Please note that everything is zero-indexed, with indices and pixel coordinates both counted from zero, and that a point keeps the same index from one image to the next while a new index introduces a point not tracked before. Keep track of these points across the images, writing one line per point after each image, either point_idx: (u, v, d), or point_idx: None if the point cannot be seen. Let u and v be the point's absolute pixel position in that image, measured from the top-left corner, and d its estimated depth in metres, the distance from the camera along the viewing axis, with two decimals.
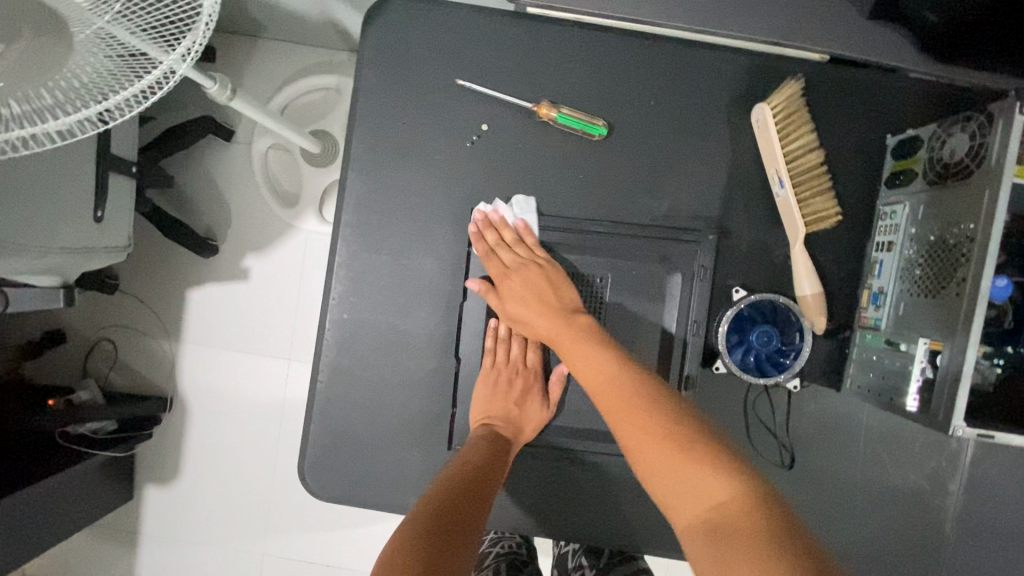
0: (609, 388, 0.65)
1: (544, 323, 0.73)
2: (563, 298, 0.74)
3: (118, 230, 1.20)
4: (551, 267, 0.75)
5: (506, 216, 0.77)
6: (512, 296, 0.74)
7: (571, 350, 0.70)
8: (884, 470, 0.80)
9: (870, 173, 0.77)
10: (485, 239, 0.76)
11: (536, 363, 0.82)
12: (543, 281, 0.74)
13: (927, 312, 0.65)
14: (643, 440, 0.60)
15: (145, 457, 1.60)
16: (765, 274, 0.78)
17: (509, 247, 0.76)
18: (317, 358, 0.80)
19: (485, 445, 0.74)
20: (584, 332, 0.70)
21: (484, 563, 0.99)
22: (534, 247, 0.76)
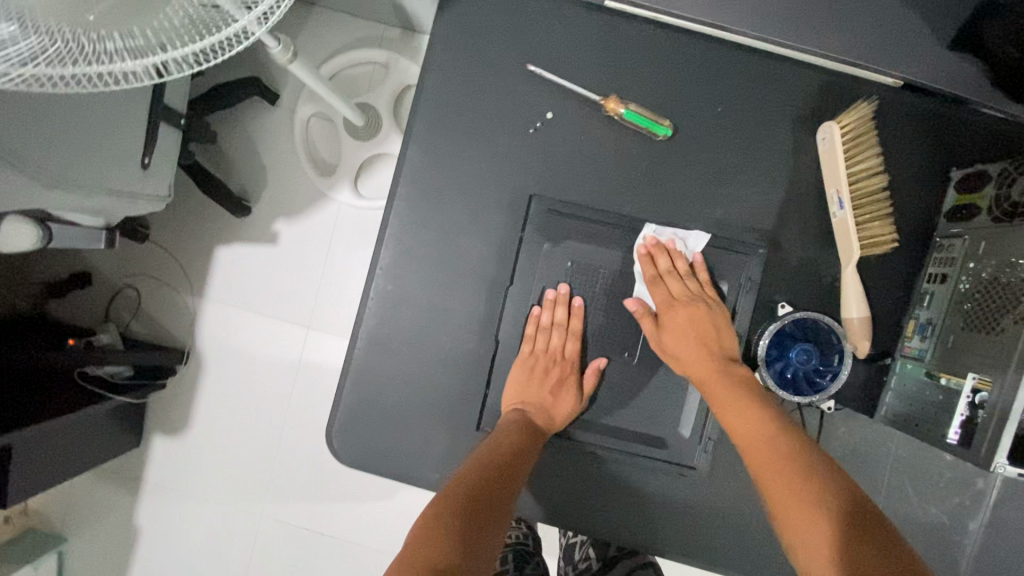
0: (766, 446, 0.66)
1: (694, 364, 0.73)
2: (724, 346, 0.75)
3: (161, 179, 1.21)
4: (716, 307, 0.76)
5: (682, 247, 0.77)
6: (673, 327, 0.75)
7: (725, 399, 0.70)
8: (907, 502, 0.80)
9: (931, 204, 0.77)
10: (656, 263, 0.76)
11: (574, 355, 0.79)
12: (707, 320, 0.75)
13: (977, 347, 0.65)
14: (797, 507, 0.62)
15: (158, 405, 1.62)
16: (811, 293, 0.78)
17: (680, 279, 0.76)
18: (355, 325, 0.81)
19: (514, 428, 0.75)
20: (743, 385, 0.71)
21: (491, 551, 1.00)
22: (704, 288, 0.77)
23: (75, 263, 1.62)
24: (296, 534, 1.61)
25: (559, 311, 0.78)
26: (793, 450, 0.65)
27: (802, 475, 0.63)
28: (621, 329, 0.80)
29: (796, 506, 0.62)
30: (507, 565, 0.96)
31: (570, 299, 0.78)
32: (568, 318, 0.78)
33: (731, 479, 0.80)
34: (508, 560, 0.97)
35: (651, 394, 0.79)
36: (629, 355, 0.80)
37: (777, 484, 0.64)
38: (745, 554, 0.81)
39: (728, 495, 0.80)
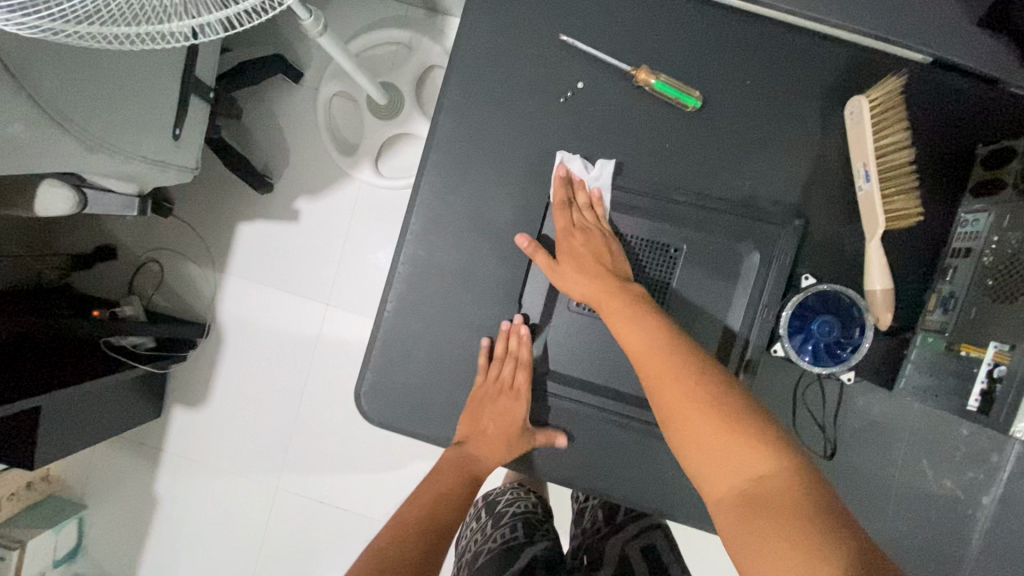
0: (652, 353, 0.67)
1: (592, 290, 0.74)
2: (616, 267, 0.76)
3: (189, 151, 1.24)
4: (608, 234, 0.78)
5: (586, 180, 0.79)
6: (567, 254, 0.76)
7: (617, 317, 0.71)
8: (922, 476, 0.81)
9: (956, 180, 0.78)
10: (562, 193, 0.78)
11: (525, 387, 0.80)
12: (601, 246, 0.76)
13: (999, 319, 0.66)
14: (686, 410, 0.64)
15: (179, 376, 1.66)
16: (834, 266, 0.79)
17: (580, 210, 0.78)
18: (385, 289, 0.83)
19: (457, 463, 0.84)
20: (633, 299, 0.72)
21: (500, 521, 1.00)
22: (599, 216, 0.79)
23: (101, 236, 1.66)
24: (311, 506, 1.65)
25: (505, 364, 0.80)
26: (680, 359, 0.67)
27: (688, 379, 0.65)
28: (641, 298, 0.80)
29: (684, 412, 0.64)
30: (518, 532, 0.96)
31: None
32: (517, 348, 0.80)
33: None
34: (518, 527, 0.97)
35: None
36: None
37: (665, 392, 0.65)
38: None
39: None
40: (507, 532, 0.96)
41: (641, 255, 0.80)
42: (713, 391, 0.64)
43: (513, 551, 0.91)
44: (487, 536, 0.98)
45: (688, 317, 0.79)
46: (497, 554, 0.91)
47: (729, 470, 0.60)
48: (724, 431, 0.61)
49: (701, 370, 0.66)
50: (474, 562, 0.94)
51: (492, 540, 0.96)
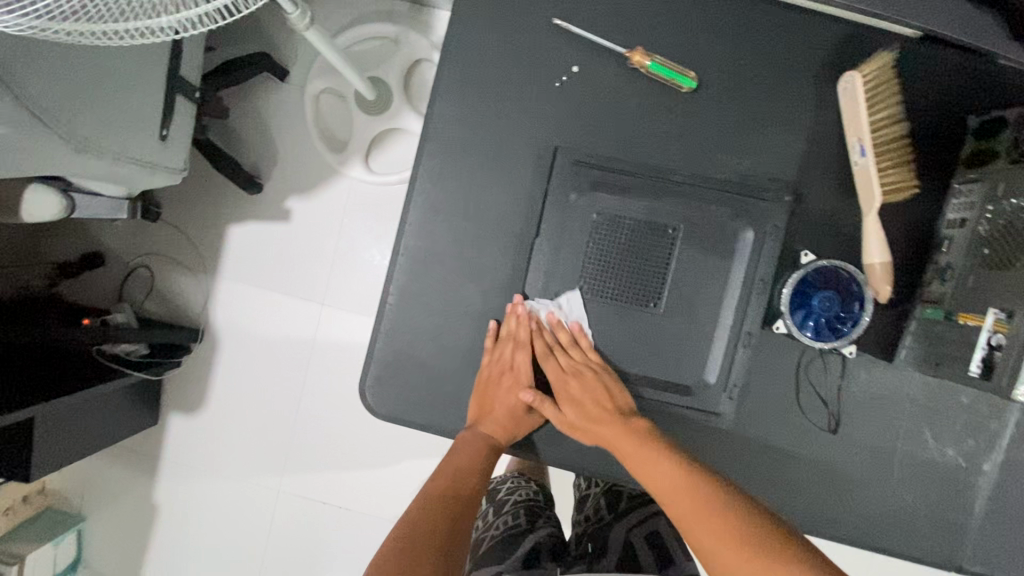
0: (678, 495, 0.70)
1: (602, 431, 0.77)
2: (619, 402, 0.78)
3: (177, 152, 1.22)
4: (603, 369, 0.79)
5: (566, 317, 0.81)
6: (569, 401, 0.80)
7: (633, 459, 0.75)
8: (924, 445, 0.83)
9: (950, 150, 0.78)
10: (545, 338, 0.81)
11: (524, 364, 0.83)
12: (598, 385, 0.78)
13: (998, 285, 0.67)
14: (720, 547, 0.66)
15: (173, 383, 1.63)
16: (832, 241, 0.80)
17: (566, 350, 0.81)
18: (386, 282, 0.82)
19: (469, 448, 0.82)
20: (645, 439, 0.75)
21: (501, 509, 1.00)
22: (587, 350, 0.80)
23: (89, 243, 1.63)
24: (315, 507, 1.64)
25: (506, 347, 0.81)
26: (704, 496, 0.69)
27: (717, 516, 0.67)
28: (640, 282, 0.79)
29: (722, 546, 0.66)
30: (519, 521, 0.97)
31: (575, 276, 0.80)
32: (518, 328, 0.81)
33: (756, 425, 0.83)
34: (521, 516, 0.98)
35: (672, 342, 0.80)
36: (655, 305, 0.79)
37: (699, 528, 0.68)
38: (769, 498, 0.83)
39: (752, 441, 0.83)
40: (509, 521, 0.97)
41: (638, 238, 0.79)
42: (745, 523, 0.66)
43: (514, 540, 0.92)
44: (488, 524, 0.99)
45: (690, 297, 0.79)
46: (498, 542, 0.92)
47: None
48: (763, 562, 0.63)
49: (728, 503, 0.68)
50: (476, 550, 0.94)
51: (494, 527, 0.96)
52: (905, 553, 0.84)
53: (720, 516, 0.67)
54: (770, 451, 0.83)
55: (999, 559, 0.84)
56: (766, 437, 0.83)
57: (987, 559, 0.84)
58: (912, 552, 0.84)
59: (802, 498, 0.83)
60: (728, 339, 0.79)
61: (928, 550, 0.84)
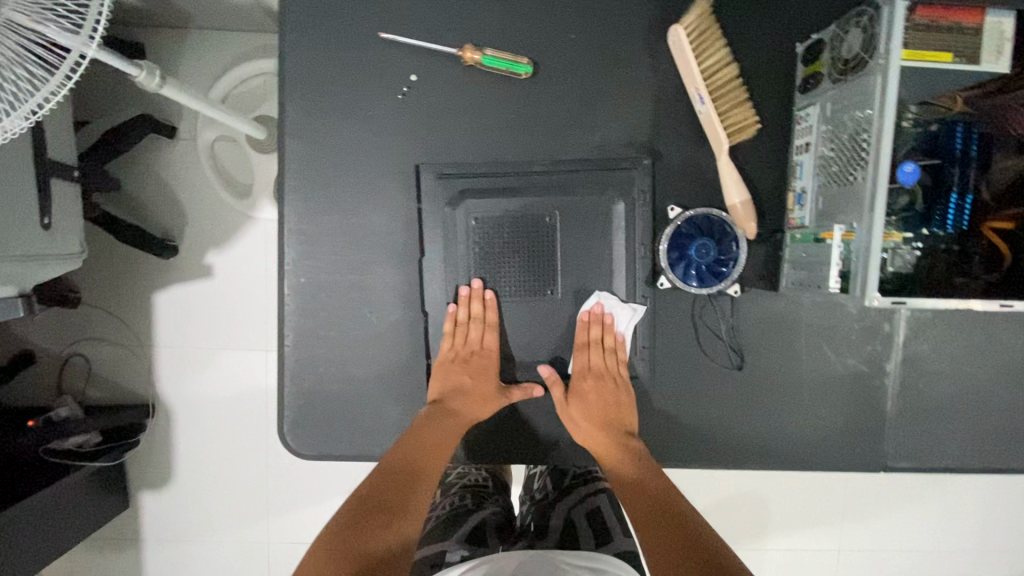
0: (640, 486, 0.76)
1: (591, 434, 0.81)
2: (621, 418, 0.82)
3: (70, 236, 1.21)
4: (623, 385, 0.83)
5: (614, 322, 0.82)
6: (578, 395, 0.82)
7: (616, 468, 0.79)
8: (826, 360, 0.86)
9: (786, 80, 0.81)
10: (589, 331, 0.82)
11: (496, 346, 0.82)
12: (612, 398, 0.82)
13: (840, 200, 0.69)
14: (664, 521, 0.72)
15: (134, 463, 1.60)
16: (698, 191, 0.82)
17: (604, 353, 0.82)
18: (280, 324, 0.82)
19: (430, 421, 0.78)
20: (631, 449, 0.80)
21: (449, 491, 1.03)
22: (621, 365, 0.83)
23: (15, 345, 1.58)
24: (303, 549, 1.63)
25: (473, 329, 0.81)
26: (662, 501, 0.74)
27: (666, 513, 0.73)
28: (536, 271, 0.82)
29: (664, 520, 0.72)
30: (465, 500, 1.00)
31: (605, 316, 0.82)
32: (483, 311, 0.82)
33: (669, 380, 0.85)
34: (467, 497, 1.01)
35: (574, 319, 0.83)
36: (553, 291, 0.83)
37: (648, 517, 0.73)
38: (693, 441, 0.86)
39: (667, 394, 0.86)
40: (455, 501, 1.00)
41: (518, 230, 0.81)
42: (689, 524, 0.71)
43: (458, 517, 0.95)
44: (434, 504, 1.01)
45: (582, 276, 0.82)
46: (443, 519, 0.95)
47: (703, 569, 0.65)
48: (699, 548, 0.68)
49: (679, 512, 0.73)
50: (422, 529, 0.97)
51: (440, 507, 0.99)
52: (831, 464, 0.88)
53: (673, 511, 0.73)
54: (686, 399, 0.86)
55: (918, 449, 0.88)
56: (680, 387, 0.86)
57: (907, 452, 0.88)
58: (838, 462, 0.88)
59: (723, 437, 0.86)
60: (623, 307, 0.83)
61: (853, 457, 0.88)
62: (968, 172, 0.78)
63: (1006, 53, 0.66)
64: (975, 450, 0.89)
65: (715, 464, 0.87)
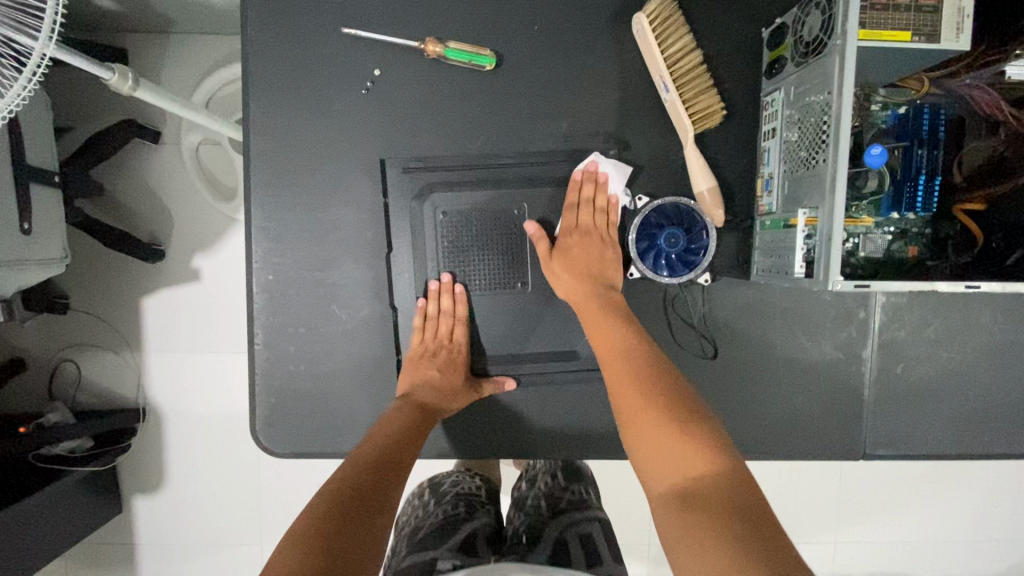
0: (620, 365, 0.72)
1: (572, 289, 0.78)
2: (605, 272, 0.80)
3: (52, 241, 1.22)
4: (609, 243, 0.81)
5: (607, 182, 0.80)
6: (562, 251, 0.79)
7: (594, 329, 0.75)
8: (801, 348, 0.86)
9: (751, 66, 0.80)
10: (581, 190, 0.80)
11: (466, 339, 0.82)
12: (598, 252, 0.80)
13: (804, 184, 0.69)
14: (639, 408, 0.67)
15: (126, 468, 1.57)
16: (667, 180, 0.81)
17: (594, 211, 0.81)
18: (250, 323, 0.82)
19: (400, 415, 0.78)
20: (612, 311, 0.76)
21: (441, 498, 1.02)
22: (609, 221, 0.82)
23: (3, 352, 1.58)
24: None
25: (443, 324, 0.80)
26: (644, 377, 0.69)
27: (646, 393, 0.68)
28: (506, 263, 0.82)
29: (640, 410, 0.67)
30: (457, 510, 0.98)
31: (599, 176, 0.80)
32: (453, 305, 0.81)
33: None
34: (460, 506, 1.00)
35: (545, 311, 0.83)
36: (523, 284, 0.82)
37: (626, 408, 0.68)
38: None
39: None
40: (448, 509, 0.99)
41: (485, 223, 0.80)
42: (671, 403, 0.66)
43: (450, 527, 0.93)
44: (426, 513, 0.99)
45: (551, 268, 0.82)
46: (434, 529, 0.93)
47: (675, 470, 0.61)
48: (678, 436, 0.62)
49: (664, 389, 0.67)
50: (412, 539, 0.94)
51: (431, 516, 0.98)
52: (810, 452, 0.87)
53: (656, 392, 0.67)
54: None
55: (897, 436, 0.88)
56: None
57: (886, 439, 0.88)
58: (817, 450, 0.87)
59: None
60: None
61: (831, 445, 0.87)
62: (938, 154, 0.77)
63: (966, 31, 0.65)
64: (955, 435, 0.88)
65: None
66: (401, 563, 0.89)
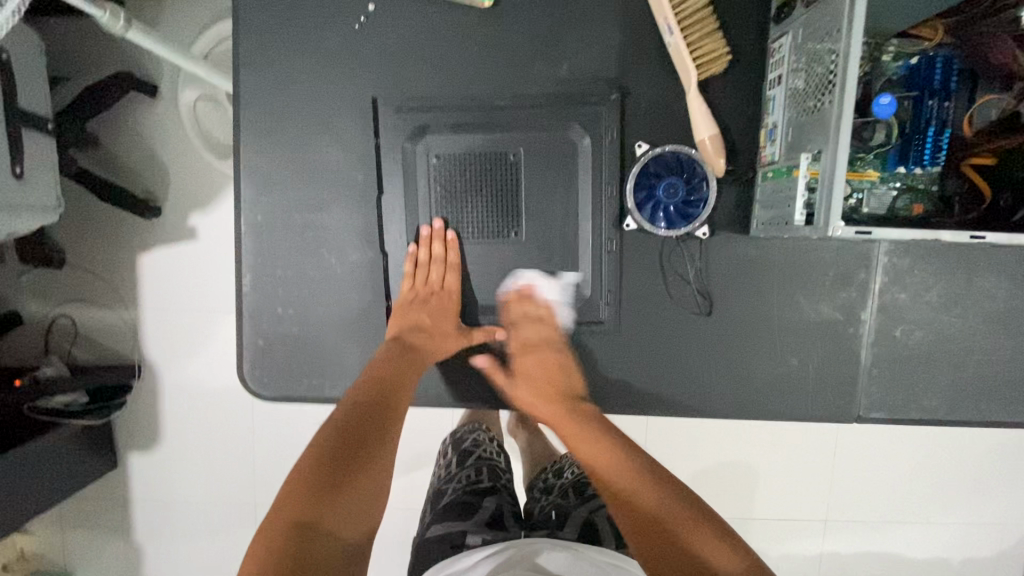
0: (603, 461, 0.72)
1: (544, 406, 0.80)
2: (569, 386, 0.82)
3: (46, 189, 1.21)
4: (565, 352, 0.82)
5: (539, 295, 0.81)
6: (521, 371, 0.82)
7: (571, 433, 0.77)
8: (799, 307, 0.84)
9: (759, 10, 0.77)
10: (512, 309, 0.82)
11: (457, 287, 0.81)
12: (555, 365, 0.82)
13: (809, 128, 0.67)
14: (626, 500, 0.68)
15: (121, 424, 1.54)
16: (668, 128, 0.79)
17: (533, 325, 0.82)
18: (238, 264, 0.81)
19: (387, 358, 0.77)
20: (586, 419, 0.78)
21: (465, 463, 1.00)
22: (555, 331, 0.82)
23: None
24: None
25: (434, 271, 0.80)
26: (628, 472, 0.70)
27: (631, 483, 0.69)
28: (501, 210, 0.79)
29: (629, 501, 0.67)
30: (481, 476, 0.96)
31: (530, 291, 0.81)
32: (445, 251, 0.80)
33: (637, 327, 0.83)
34: (485, 475, 0.96)
35: (540, 261, 0.81)
36: (517, 234, 0.80)
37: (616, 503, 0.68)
38: (659, 389, 0.84)
39: (635, 343, 0.83)
40: (473, 476, 0.96)
41: (480, 169, 0.78)
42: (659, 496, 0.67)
43: (478, 497, 0.90)
44: (450, 476, 0.97)
45: (547, 217, 0.79)
46: (461, 495, 0.91)
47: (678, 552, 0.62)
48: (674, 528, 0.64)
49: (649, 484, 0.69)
50: (436, 502, 0.92)
51: (456, 480, 0.95)
52: (804, 414, 0.86)
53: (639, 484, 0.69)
54: (653, 346, 0.84)
55: (892, 400, 0.86)
56: (647, 335, 0.83)
57: (881, 403, 0.86)
58: (810, 412, 0.86)
59: (691, 384, 0.84)
60: (590, 250, 0.80)
61: (825, 406, 0.86)
62: (949, 106, 0.75)
63: None
64: (952, 401, 0.87)
65: (683, 412, 0.85)
66: (426, 532, 0.86)
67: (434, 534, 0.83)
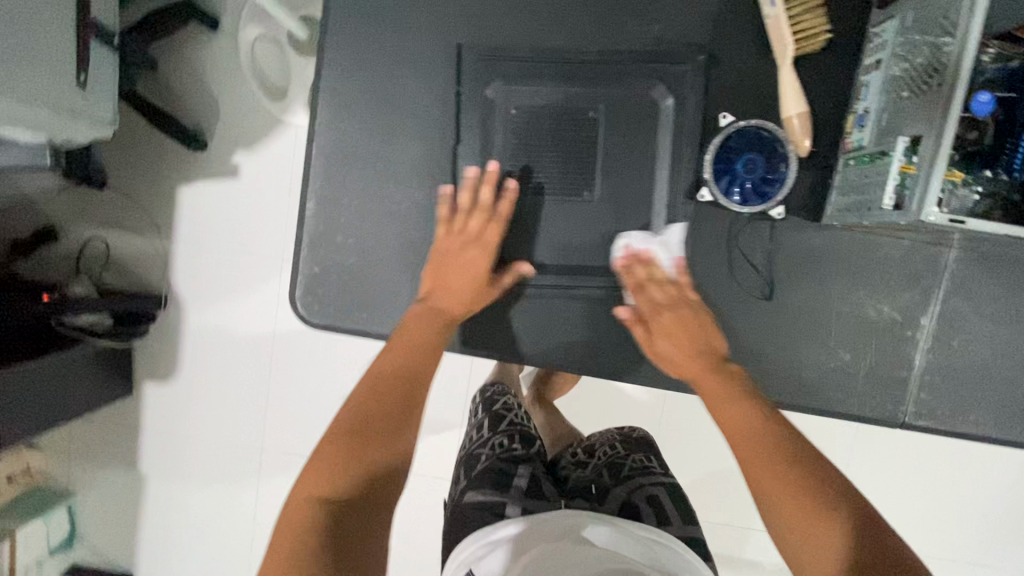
0: (745, 437, 0.65)
1: (683, 365, 0.73)
2: (710, 339, 0.75)
3: (104, 103, 1.21)
4: (699, 305, 0.77)
5: (665, 253, 0.78)
6: (658, 330, 0.76)
7: (712, 394, 0.70)
8: (859, 303, 0.83)
9: None
10: (634, 272, 0.78)
11: (494, 236, 0.79)
12: (691, 321, 0.75)
13: (911, 111, 0.65)
14: (770, 483, 0.62)
15: (141, 356, 1.50)
16: (754, 102, 0.78)
17: (659, 284, 0.77)
18: (304, 187, 0.81)
19: (412, 316, 0.76)
20: (728, 378, 0.70)
21: (496, 428, 0.97)
22: (683, 287, 0.78)
23: None
24: None
25: (474, 219, 0.78)
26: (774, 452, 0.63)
27: (780, 459, 0.63)
28: (577, 166, 0.78)
29: (783, 486, 0.61)
30: (515, 444, 0.93)
31: (637, 251, 0.78)
32: (490, 198, 0.78)
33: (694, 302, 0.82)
34: (518, 443, 0.93)
35: (608, 221, 0.80)
36: (589, 193, 0.79)
37: (762, 482, 0.62)
38: None
39: None
40: (506, 442, 0.93)
41: (561, 121, 0.78)
42: (808, 479, 0.61)
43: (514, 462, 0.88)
44: (482, 440, 0.95)
45: (623, 178, 0.79)
46: (496, 460, 0.89)
47: (825, 542, 0.58)
48: (826, 516, 0.59)
49: (803, 467, 0.62)
50: (470, 467, 0.90)
51: (488, 446, 0.92)
52: (851, 413, 0.84)
53: (789, 467, 0.62)
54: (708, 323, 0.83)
55: (943, 410, 0.84)
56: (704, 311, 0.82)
57: (931, 412, 0.84)
58: (857, 410, 0.84)
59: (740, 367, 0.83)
60: (660, 215, 0.79)
61: (873, 406, 0.84)
62: None
63: None
64: (1003, 419, 0.85)
65: None
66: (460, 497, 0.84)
67: (469, 502, 0.81)
